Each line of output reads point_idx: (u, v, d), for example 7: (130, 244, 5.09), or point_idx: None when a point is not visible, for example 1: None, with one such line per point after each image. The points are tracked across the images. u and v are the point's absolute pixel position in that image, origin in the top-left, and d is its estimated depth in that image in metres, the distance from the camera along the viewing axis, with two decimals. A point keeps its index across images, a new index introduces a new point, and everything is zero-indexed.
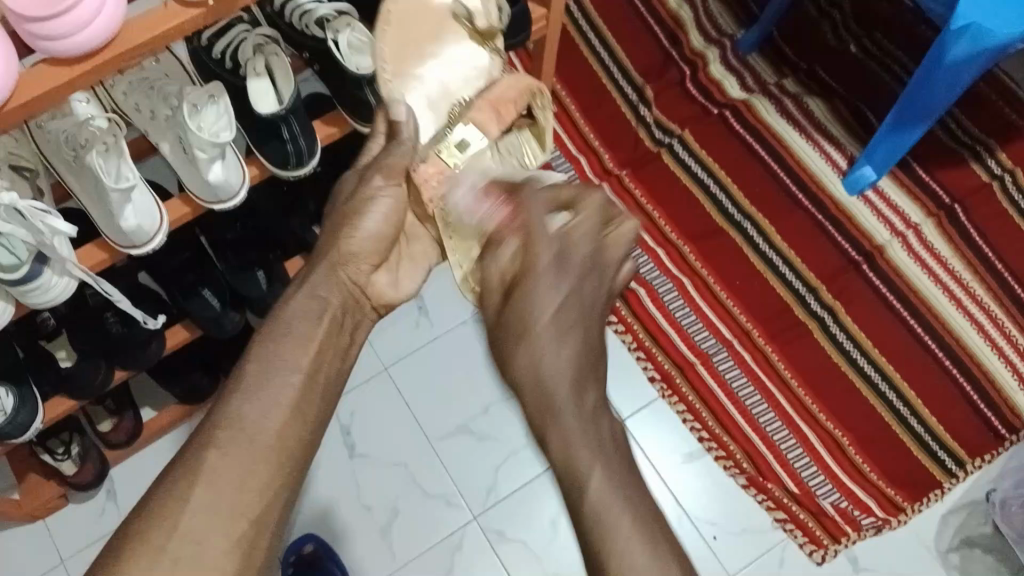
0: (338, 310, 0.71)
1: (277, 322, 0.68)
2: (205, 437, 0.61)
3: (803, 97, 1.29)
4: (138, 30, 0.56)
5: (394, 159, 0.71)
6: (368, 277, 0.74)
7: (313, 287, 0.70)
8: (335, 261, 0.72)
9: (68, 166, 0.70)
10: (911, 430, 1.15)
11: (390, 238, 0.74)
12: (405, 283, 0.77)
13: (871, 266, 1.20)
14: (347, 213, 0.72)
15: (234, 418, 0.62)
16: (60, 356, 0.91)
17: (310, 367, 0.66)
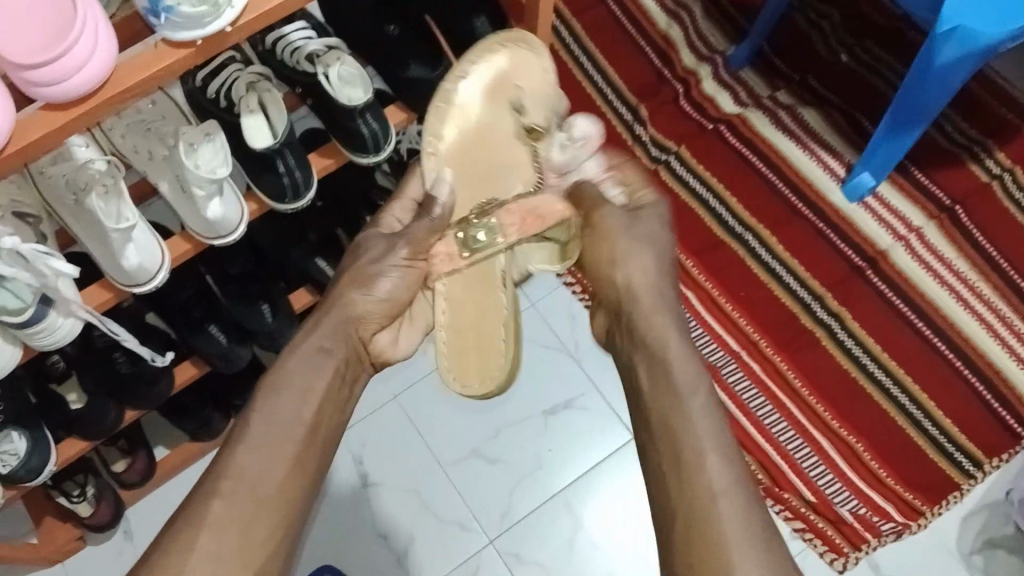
0: (341, 363, 0.72)
1: (281, 372, 0.69)
2: (210, 487, 0.62)
3: (798, 107, 1.30)
4: (130, 73, 0.58)
5: (421, 233, 0.76)
6: (372, 335, 0.76)
7: (322, 335, 0.72)
8: (344, 312, 0.74)
9: (70, 210, 0.72)
10: (925, 432, 1.14)
11: (401, 304, 0.76)
12: (403, 343, 0.80)
13: (875, 271, 1.20)
14: (359, 278, 0.74)
15: (236, 471, 0.63)
16: (71, 399, 0.92)
17: (313, 418, 0.68)
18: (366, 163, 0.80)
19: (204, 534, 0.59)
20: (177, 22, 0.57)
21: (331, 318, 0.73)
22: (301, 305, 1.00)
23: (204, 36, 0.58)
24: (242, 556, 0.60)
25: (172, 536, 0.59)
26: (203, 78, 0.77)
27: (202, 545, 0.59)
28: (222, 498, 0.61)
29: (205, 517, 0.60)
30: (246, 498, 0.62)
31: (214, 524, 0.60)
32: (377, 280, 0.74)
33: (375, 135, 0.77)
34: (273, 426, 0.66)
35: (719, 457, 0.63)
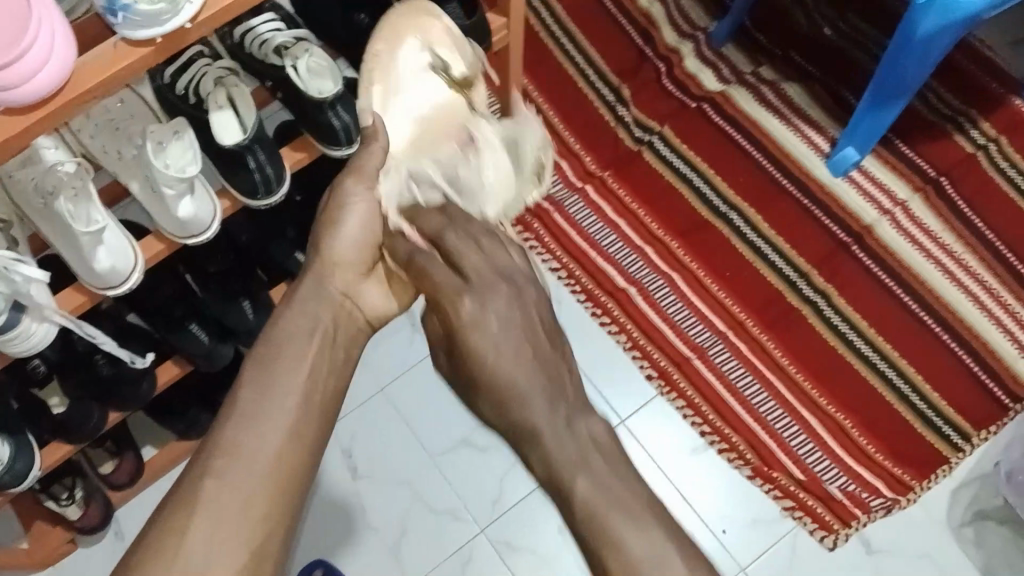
0: (327, 325, 0.71)
1: (269, 340, 0.69)
2: (201, 466, 0.61)
3: (780, 83, 1.29)
4: (91, 72, 0.57)
5: (362, 161, 0.72)
6: (356, 287, 0.74)
7: (303, 302, 0.71)
8: (323, 270, 0.72)
9: (38, 214, 0.70)
10: (914, 407, 1.14)
11: (373, 248, 0.73)
12: (401, 298, 0.75)
13: (862, 247, 1.20)
14: (327, 221, 0.72)
15: (232, 447, 0.62)
16: (53, 402, 0.90)
17: (308, 385, 0.67)
18: (338, 155, 0.79)
19: (197, 516, 0.58)
20: (134, 21, 0.56)
21: (309, 282, 0.72)
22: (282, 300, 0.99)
23: (162, 35, 0.57)
24: (242, 534, 0.59)
25: (166, 517, 0.58)
26: (172, 75, 0.76)
27: (196, 530, 0.58)
28: (213, 477, 0.60)
29: (198, 499, 0.59)
30: (244, 474, 0.61)
31: (208, 505, 0.59)
32: (343, 223, 0.72)
33: (347, 127, 0.76)
34: (266, 402, 0.64)
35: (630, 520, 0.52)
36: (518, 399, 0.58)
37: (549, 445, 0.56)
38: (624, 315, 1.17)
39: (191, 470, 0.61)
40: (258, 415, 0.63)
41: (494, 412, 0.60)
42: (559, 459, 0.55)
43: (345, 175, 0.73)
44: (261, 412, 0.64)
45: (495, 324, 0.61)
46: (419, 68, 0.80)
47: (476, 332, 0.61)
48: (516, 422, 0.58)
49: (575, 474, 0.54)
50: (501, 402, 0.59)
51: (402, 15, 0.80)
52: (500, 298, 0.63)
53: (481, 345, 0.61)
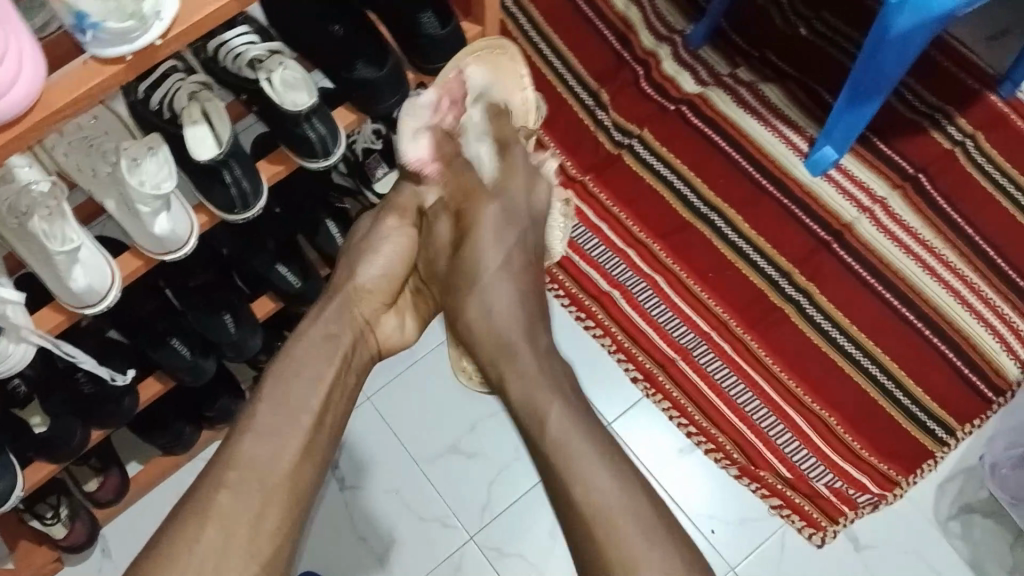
0: (348, 347, 0.78)
1: (288, 361, 0.74)
2: (217, 480, 0.67)
3: (758, 84, 1.29)
4: (60, 93, 0.56)
5: (404, 199, 0.83)
6: (378, 315, 0.82)
7: (328, 320, 0.78)
8: (349, 295, 0.80)
9: (13, 234, 0.69)
10: (898, 403, 1.14)
11: (397, 281, 0.82)
12: (410, 329, 0.85)
13: (842, 244, 1.20)
14: (365, 247, 0.82)
15: (240, 457, 0.69)
16: (34, 422, 0.89)
17: (321, 406, 0.73)
18: (317, 167, 0.79)
19: (209, 526, 0.65)
20: (104, 39, 0.56)
21: (335, 303, 0.79)
22: (264, 311, 0.98)
23: (134, 52, 0.57)
24: (248, 548, 0.65)
25: (179, 524, 0.66)
26: (146, 91, 0.76)
27: (206, 542, 0.65)
28: (227, 490, 0.67)
29: (211, 509, 0.66)
30: (256, 490, 0.67)
31: (219, 515, 0.66)
32: (376, 254, 0.81)
33: (323, 139, 0.76)
34: (278, 418, 0.71)
35: (614, 479, 0.67)
36: (516, 365, 0.74)
37: (525, 362, 0.74)
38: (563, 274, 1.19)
39: (207, 481, 0.68)
40: (264, 429, 0.70)
41: (476, 302, 0.78)
42: (539, 392, 0.72)
43: (388, 214, 0.83)
44: (273, 427, 0.70)
45: (508, 239, 0.81)
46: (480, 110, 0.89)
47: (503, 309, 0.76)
48: (499, 337, 0.76)
49: (553, 402, 0.71)
50: (488, 299, 0.78)
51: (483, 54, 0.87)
52: (520, 219, 0.82)
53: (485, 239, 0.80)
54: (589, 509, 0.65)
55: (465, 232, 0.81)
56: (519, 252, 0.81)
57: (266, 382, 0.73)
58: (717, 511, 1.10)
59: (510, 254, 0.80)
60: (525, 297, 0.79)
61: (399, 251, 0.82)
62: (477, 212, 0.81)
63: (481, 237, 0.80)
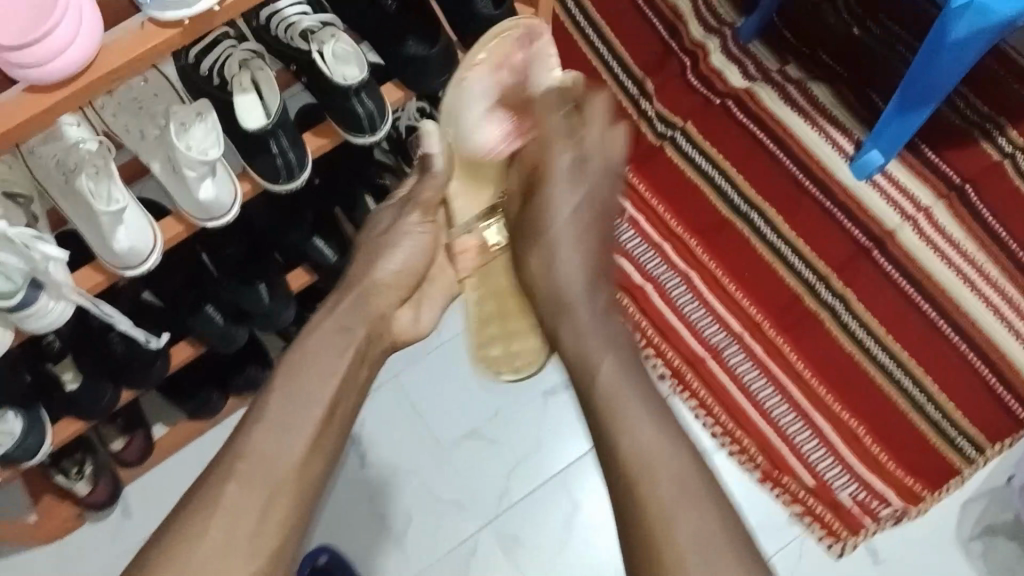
0: (362, 341, 0.78)
1: (302, 355, 0.74)
2: (226, 469, 0.68)
3: (806, 82, 1.27)
4: (117, 52, 0.56)
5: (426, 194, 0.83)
6: (394, 309, 0.83)
7: (343, 316, 0.78)
8: (368, 287, 0.81)
9: (60, 192, 0.70)
10: (928, 416, 1.13)
11: (416, 270, 0.85)
12: (425, 319, 0.87)
13: (882, 251, 1.19)
14: (381, 245, 0.83)
15: (253, 452, 0.69)
16: (66, 378, 0.88)
17: (331, 403, 0.73)
18: (361, 143, 0.78)
19: (212, 522, 0.65)
20: (163, 1, 0.55)
21: (352, 296, 0.80)
22: (298, 284, 0.99)
23: (192, 16, 0.56)
24: (252, 542, 0.65)
25: (184, 517, 0.65)
26: (197, 55, 0.75)
27: (209, 538, 0.64)
28: (237, 481, 0.67)
29: (219, 499, 0.66)
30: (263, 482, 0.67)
31: (226, 506, 0.66)
32: (393, 250, 0.83)
33: (371, 115, 0.76)
34: (291, 410, 0.71)
35: (657, 431, 0.67)
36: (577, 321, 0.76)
37: (580, 319, 0.76)
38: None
39: (216, 473, 0.68)
40: (274, 422, 0.70)
41: (542, 257, 0.80)
42: (592, 347, 0.73)
43: (413, 208, 0.84)
44: (290, 424, 0.70)
45: (579, 191, 0.81)
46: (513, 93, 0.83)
47: (560, 195, 0.80)
48: (557, 290, 0.79)
49: (602, 358, 0.72)
50: (553, 256, 0.80)
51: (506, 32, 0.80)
52: (593, 172, 0.82)
53: (558, 202, 0.80)
54: (634, 465, 0.66)
55: (534, 177, 0.81)
56: (591, 210, 0.82)
57: (278, 378, 0.73)
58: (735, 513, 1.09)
59: (584, 228, 0.82)
60: (588, 254, 0.81)
61: (418, 246, 0.84)
62: (549, 160, 0.80)
63: (551, 191, 0.80)
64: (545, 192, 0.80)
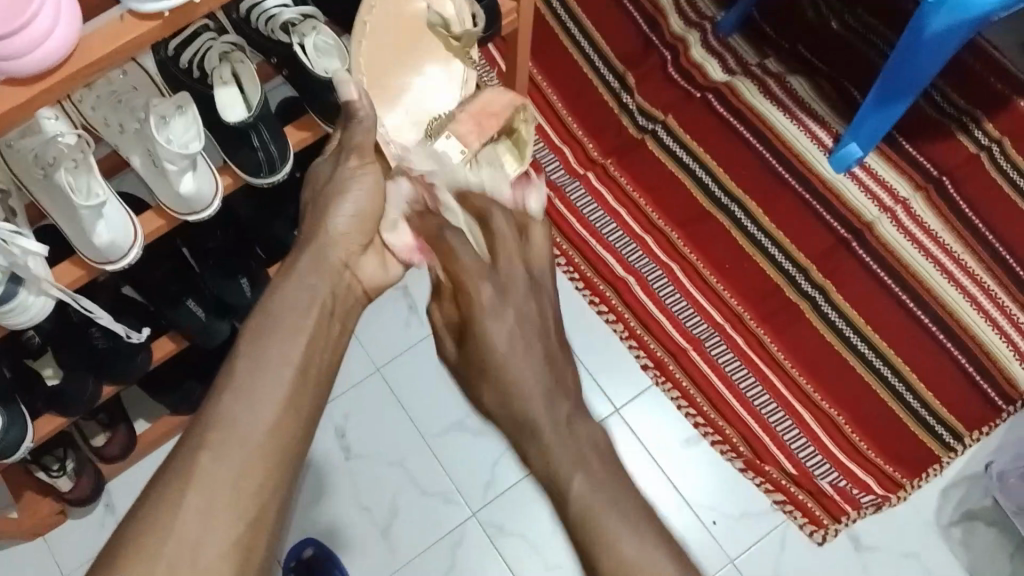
0: (327, 298, 0.69)
1: (265, 313, 0.65)
2: (196, 438, 0.57)
3: (786, 76, 1.28)
4: (96, 44, 0.55)
5: (360, 138, 0.72)
6: (355, 259, 0.74)
7: (303, 277, 0.69)
8: (324, 244, 0.71)
9: (39, 186, 0.69)
10: (906, 405, 1.14)
11: (372, 218, 0.75)
12: (392, 269, 0.77)
13: (861, 243, 1.20)
14: (326, 197, 0.73)
15: (225, 420, 0.57)
16: (46, 374, 0.89)
17: (302, 360, 0.63)
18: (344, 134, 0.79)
19: (190, 491, 0.54)
20: None
21: (311, 251, 0.71)
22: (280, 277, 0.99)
23: (173, 7, 0.56)
24: (231, 510, 0.54)
25: (149, 498, 0.54)
26: (176, 48, 0.74)
27: (182, 527, 0.53)
28: (210, 449, 0.56)
29: (193, 471, 0.55)
30: (237, 449, 0.57)
31: (203, 479, 0.55)
32: (342, 198, 0.73)
33: None
34: (259, 375, 0.60)
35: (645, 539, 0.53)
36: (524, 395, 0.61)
37: (546, 438, 0.59)
38: (556, 230, 1.20)
39: (185, 443, 0.56)
40: (243, 405, 0.58)
41: (495, 394, 0.63)
42: (559, 463, 0.58)
43: (346, 154, 0.73)
44: (253, 389, 0.59)
45: (506, 314, 0.66)
46: (417, 25, 0.81)
47: (492, 321, 0.65)
48: (521, 415, 0.61)
49: (573, 471, 0.57)
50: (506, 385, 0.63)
51: None
52: (519, 291, 0.67)
53: (499, 337, 0.64)
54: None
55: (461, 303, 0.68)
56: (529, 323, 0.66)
57: (241, 347, 0.62)
58: (717, 503, 1.10)
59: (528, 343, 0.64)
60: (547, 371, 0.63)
61: (368, 195, 0.74)
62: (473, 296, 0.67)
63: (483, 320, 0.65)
64: (479, 322, 0.65)
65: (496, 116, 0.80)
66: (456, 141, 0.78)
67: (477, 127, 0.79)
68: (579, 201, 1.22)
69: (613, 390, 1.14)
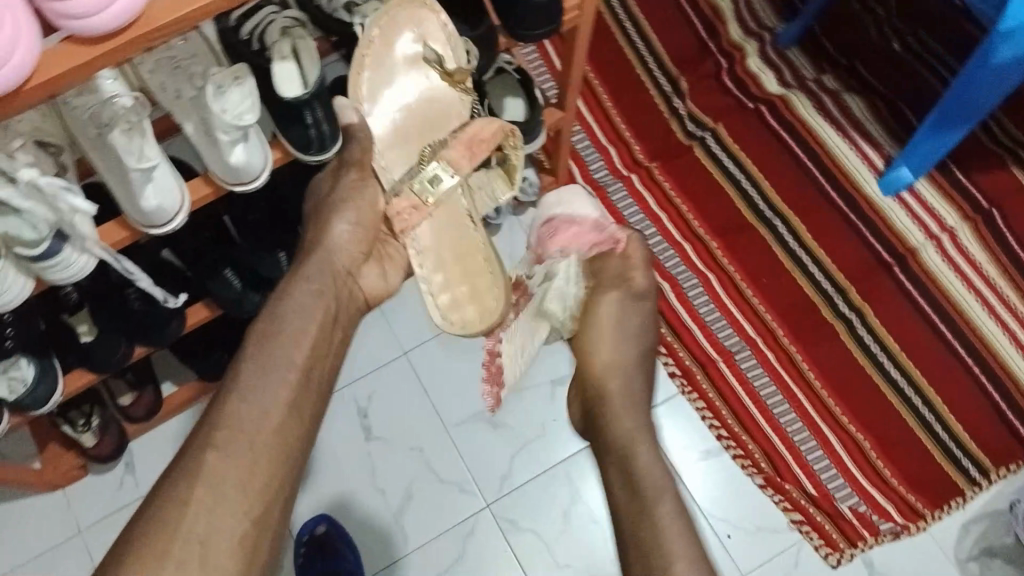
0: (333, 301, 0.76)
1: (274, 318, 0.72)
2: (204, 438, 0.66)
3: (841, 93, 1.26)
4: (161, 11, 0.56)
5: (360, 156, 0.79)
6: (359, 266, 0.81)
7: (306, 277, 0.75)
8: (325, 252, 0.78)
9: (92, 144, 0.70)
10: (934, 435, 1.12)
11: (371, 231, 0.81)
12: (391, 277, 0.85)
13: (903, 268, 1.18)
14: (322, 214, 0.79)
15: (230, 420, 0.67)
16: (80, 330, 0.89)
17: (305, 362, 0.71)
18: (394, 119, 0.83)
19: (199, 489, 0.63)
20: None
21: (313, 262, 0.77)
22: None
23: None
24: (240, 506, 0.64)
25: (166, 493, 0.64)
26: (237, 19, 0.75)
27: (190, 527, 0.62)
28: (214, 451, 0.65)
29: (200, 470, 0.64)
30: (242, 450, 0.66)
31: (208, 478, 0.64)
32: (338, 214, 0.79)
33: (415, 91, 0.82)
34: (260, 379, 0.69)
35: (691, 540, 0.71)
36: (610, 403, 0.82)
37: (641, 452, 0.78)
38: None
39: (195, 443, 0.66)
40: (253, 393, 0.68)
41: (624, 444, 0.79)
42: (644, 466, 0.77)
43: (347, 169, 0.79)
44: (262, 380, 0.69)
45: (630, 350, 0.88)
46: (411, 62, 0.82)
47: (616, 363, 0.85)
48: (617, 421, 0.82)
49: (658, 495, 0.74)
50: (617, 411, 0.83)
51: (398, 13, 0.81)
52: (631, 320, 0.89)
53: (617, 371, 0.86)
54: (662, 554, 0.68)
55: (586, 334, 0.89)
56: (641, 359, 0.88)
57: (250, 347, 0.71)
58: (733, 516, 1.09)
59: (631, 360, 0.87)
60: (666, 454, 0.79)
61: (360, 209, 0.80)
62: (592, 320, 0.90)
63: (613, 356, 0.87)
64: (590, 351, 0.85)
65: (487, 144, 0.83)
66: (445, 165, 0.82)
67: (468, 151, 0.82)
68: (620, 203, 1.21)
69: None
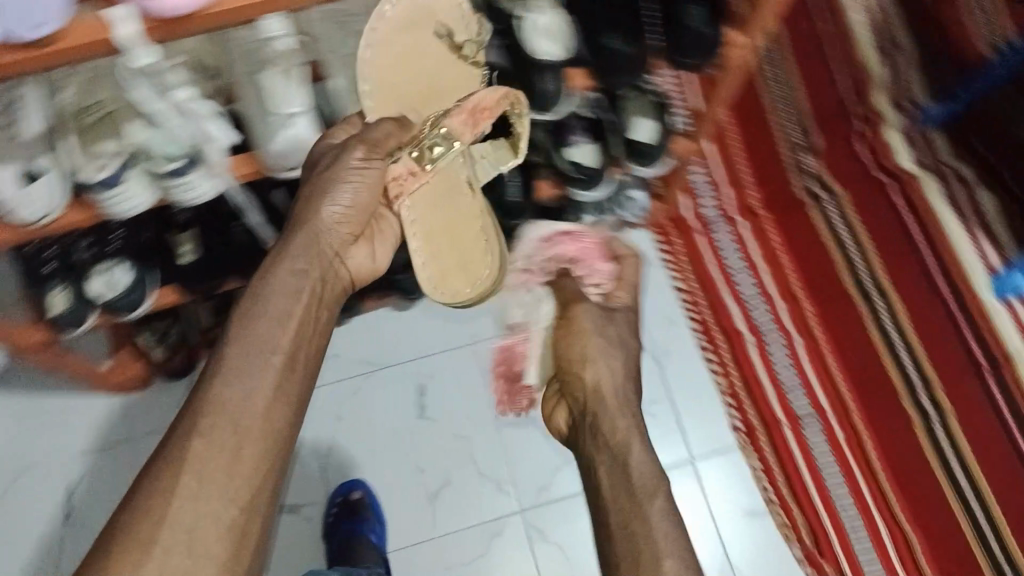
0: (317, 285, 0.73)
1: (255, 299, 0.70)
2: (188, 423, 0.63)
3: (975, 185, 1.21)
4: None
5: (376, 137, 0.73)
6: (346, 245, 0.77)
7: (293, 260, 0.72)
8: (315, 230, 0.73)
9: (243, 79, 0.72)
10: (989, 551, 1.07)
11: (365, 210, 0.76)
12: (379, 257, 0.81)
13: (996, 375, 1.13)
14: (324, 184, 0.72)
15: (217, 406, 0.64)
16: (183, 248, 0.90)
17: (289, 346, 0.69)
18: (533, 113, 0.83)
19: (184, 476, 0.61)
20: None
21: (302, 239, 0.72)
22: None
23: None
24: (225, 495, 0.62)
25: (151, 479, 0.61)
26: None
27: (176, 516, 0.60)
28: (200, 438, 0.63)
29: (186, 457, 0.62)
30: (227, 438, 0.63)
31: (193, 465, 0.62)
32: (341, 191, 0.72)
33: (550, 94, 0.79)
34: (247, 360, 0.67)
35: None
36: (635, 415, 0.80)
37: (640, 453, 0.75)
38: (693, 272, 1.21)
39: (180, 426, 0.63)
40: (238, 378, 0.66)
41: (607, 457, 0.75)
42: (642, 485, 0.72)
43: (353, 147, 0.72)
44: (243, 371, 0.66)
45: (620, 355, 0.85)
46: (420, 30, 0.75)
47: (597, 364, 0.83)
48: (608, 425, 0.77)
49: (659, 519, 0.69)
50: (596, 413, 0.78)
51: None
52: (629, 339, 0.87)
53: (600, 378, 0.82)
54: None
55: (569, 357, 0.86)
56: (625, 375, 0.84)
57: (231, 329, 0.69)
58: None
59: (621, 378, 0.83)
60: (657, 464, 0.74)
61: (366, 186, 0.74)
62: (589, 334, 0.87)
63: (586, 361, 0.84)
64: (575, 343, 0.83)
65: (490, 111, 0.77)
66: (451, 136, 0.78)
67: (471, 119, 0.77)
68: (727, 246, 1.22)
69: (695, 438, 1.13)
